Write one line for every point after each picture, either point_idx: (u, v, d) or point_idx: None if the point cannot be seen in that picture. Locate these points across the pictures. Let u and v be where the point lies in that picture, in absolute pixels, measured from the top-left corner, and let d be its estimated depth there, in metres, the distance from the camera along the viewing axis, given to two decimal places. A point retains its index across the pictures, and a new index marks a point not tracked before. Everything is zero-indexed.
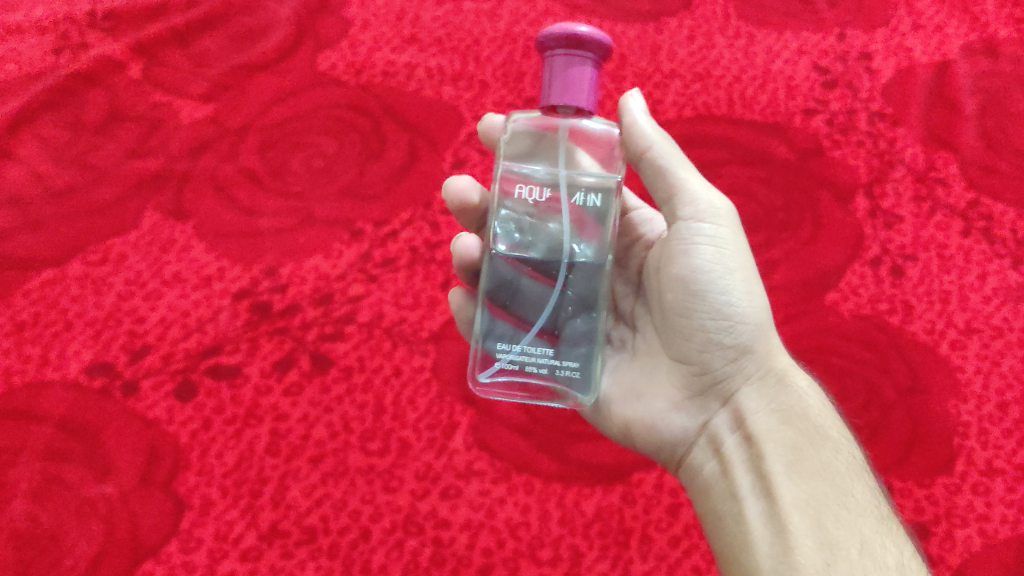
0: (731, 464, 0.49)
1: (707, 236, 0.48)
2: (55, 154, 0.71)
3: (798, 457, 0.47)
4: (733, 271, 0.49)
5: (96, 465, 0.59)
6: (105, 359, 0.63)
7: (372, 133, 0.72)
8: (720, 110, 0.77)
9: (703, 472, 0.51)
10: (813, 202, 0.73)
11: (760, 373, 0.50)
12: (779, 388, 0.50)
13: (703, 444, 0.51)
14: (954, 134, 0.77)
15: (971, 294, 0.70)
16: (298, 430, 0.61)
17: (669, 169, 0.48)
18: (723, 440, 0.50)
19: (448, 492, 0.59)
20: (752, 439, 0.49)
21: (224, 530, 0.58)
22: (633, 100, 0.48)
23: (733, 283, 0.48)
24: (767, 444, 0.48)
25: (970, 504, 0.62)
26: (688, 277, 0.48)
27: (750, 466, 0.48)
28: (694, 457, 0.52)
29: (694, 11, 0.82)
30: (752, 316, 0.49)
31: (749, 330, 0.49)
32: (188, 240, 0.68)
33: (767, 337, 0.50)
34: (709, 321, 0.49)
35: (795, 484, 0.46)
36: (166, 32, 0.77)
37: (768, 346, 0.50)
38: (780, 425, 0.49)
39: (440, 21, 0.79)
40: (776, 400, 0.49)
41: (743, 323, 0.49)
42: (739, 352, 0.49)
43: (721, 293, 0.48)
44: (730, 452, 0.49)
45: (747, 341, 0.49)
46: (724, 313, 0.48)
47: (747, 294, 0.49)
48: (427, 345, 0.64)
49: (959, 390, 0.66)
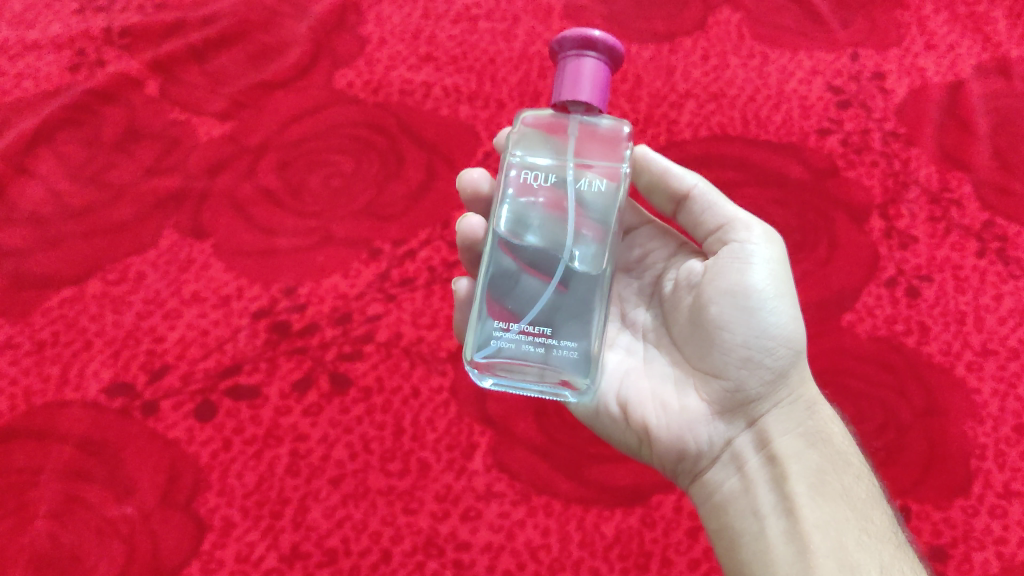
0: (753, 483, 0.49)
1: (760, 258, 0.49)
2: (73, 171, 0.71)
3: (822, 481, 0.48)
4: (782, 293, 0.49)
5: (117, 486, 0.59)
6: (125, 378, 0.63)
7: (389, 152, 0.73)
8: (735, 129, 0.78)
9: (722, 490, 0.50)
10: (829, 223, 0.73)
11: (789, 399, 0.51)
12: (807, 413, 0.50)
13: (724, 462, 0.51)
14: (968, 154, 0.77)
15: (986, 315, 0.70)
16: (318, 451, 0.61)
17: (711, 205, 0.52)
18: (747, 460, 0.50)
19: (469, 513, 0.60)
20: (776, 459, 0.49)
21: (245, 552, 0.58)
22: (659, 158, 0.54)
23: (780, 305, 0.49)
24: (792, 465, 0.49)
25: (987, 527, 0.62)
26: (736, 294, 0.49)
27: (773, 485, 0.48)
28: (713, 475, 0.51)
29: (708, 31, 0.82)
30: (795, 339, 0.50)
31: (787, 353, 0.50)
32: (206, 259, 0.68)
33: (802, 362, 0.51)
34: (753, 337, 0.49)
35: (818, 505, 0.47)
36: (183, 49, 0.77)
37: (802, 373, 0.51)
38: (806, 448, 0.49)
39: (455, 40, 0.79)
40: (803, 424, 0.50)
41: (784, 344, 0.49)
42: (776, 374, 0.50)
43: (769, 312, 0.49)
44: (754, 470, 0.49)
45: (786, 363, 0.50)
46: (770, 331, 0.49)
47: (791, 317, 0.50)
48: (445, 365, 0.64)
49: (975, 412, 0.66)
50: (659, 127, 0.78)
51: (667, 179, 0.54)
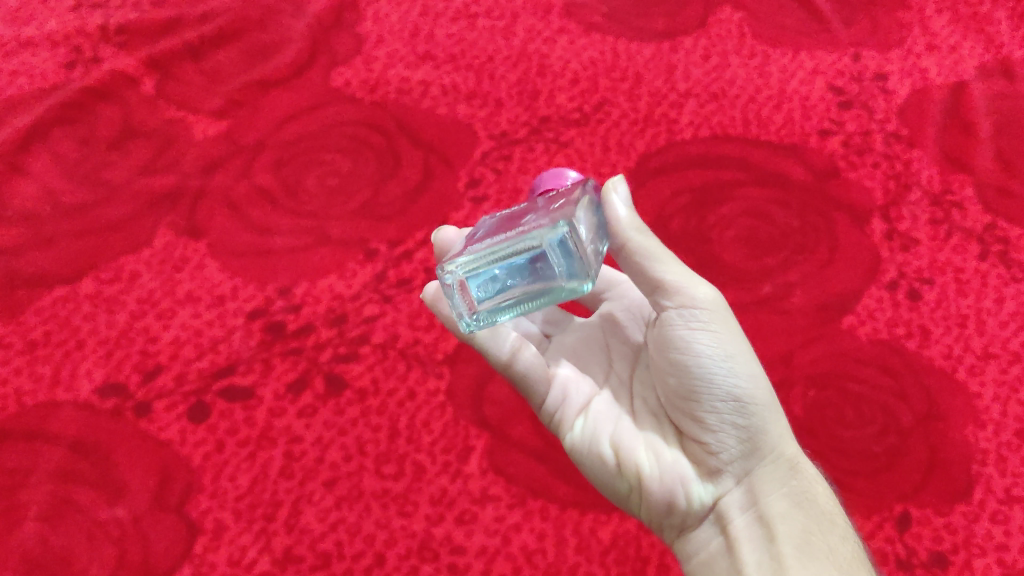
0: (738, 543, 0.47)
1: (702, 322, 0.47)
2: (67, 170, 0.71)
3: (808, 541, 0.45)
4: (736, 355, 0.47)
5: (108, 488, 0.58)
6: (118, 379, 0.62)
7: (387, 152, 0.73)
8: (736, 130, 0.77)
9: (708, 548, 0.49)
10: (829, 223, 0.73)
11: (772, 456, 0.48)
12: (792, 472, 0.48)
13: (710, 520, 0.49)
14: (970, 155, 0.77)
15: (988, 318, 0.69)
16: (312, 453, 0.60)
17: (648, 265, 0.46)
18: (733, 518, 0.48)
19: (464, 517, 0.59)
20: (763, 520, 0.47)
21: (237, 555, 0.57)
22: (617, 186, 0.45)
23: (737, 365, 0.47)
24: (779, 526, 0.46)
25: (988, 533, 0.60)
26: (692, 360, 0.47)
27: (758, 544, 0.46)
28: (700, 532, 0.49)
29: (708, 30, 0.83)
30: (760, 397, 0.47)
31: (757, 410, 0.47)
32: (201, 258, 0.67)
33: (778, 418, 0.48)
34: (717, 401, 0.47)
35: (804, 568, 0.44)
36: (180, 47, 0.77)
37: (782, 432, 0.48)
38: (792, 508, 0.47)
39: (453, 38, 0.81)
40: (789, 483, 0.47)
41: (754, 403, 0.47)
42: (752, 431, 0.47)
43: (726, 375, 0.46)
44: (738, 529, 0.47)
45: (759, 422, 0.47)
46: (732, 393, 0.47)
47: (751, 377, 0.47)
48: (441, 367, 0.64)
49: (976, 416, 0.65)
50: (659, 127, 0.77)
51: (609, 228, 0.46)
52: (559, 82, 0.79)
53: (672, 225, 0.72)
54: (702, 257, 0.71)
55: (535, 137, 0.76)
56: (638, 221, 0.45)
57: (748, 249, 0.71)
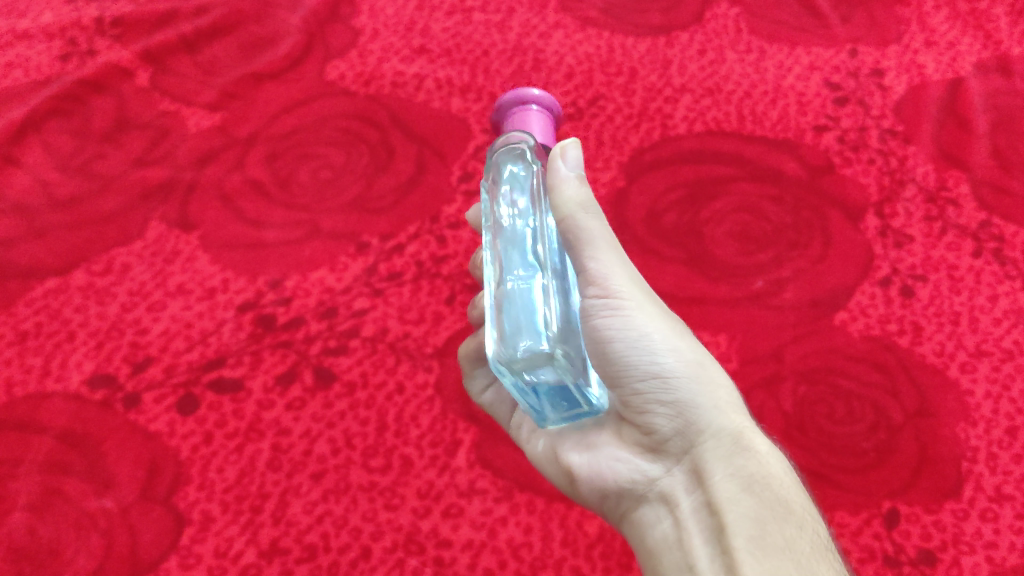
0: (687, 532, 0.45)
1: (613, 308, 0.45)
2: (61, 162, 0.71)
3: (760, 531, 0.42)
4: (654, 332, 0.46)
5: (96, 479, 0.58)
6: (108, 370, 0.62)
7: (380, 145, 0.73)
8: (731, 125, 0.77)
9: (654, 534, 0.46)
10: (823, 220, 0.72)
11: (712, 437, 0.45)
12: (737, 449, 0.45)
13: (654, 505, 0.47)
14: (966, 152, 0.77)
15: (981, 315, 0.69)
16: (301, 446, 0.60)
17: (581, 244, 0.45)
18: (679, 504, 0.46)
19: (450, 510, 0.59)
20: (709, 507, 0.44)
21: (224, 547, 0.57)
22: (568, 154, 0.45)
23: (656, 343, 0.46)
24: (727, 514, 0.43)
25: (978, 530, 0.60)
26: (606, 345, 0.46)
27: (708, 537, 0.43)
28: (644, 517, 0.47)
29: (705, 26, 0.83)
30: (682, 372, 0.46)
31: (683, 390, 0.46)
32: (193, 251, 0.68)
33: (713, 393, 0.46)
34: (638, 382, 0.46)
35: (759, 562, 0.41)
36: (175, 40, 0.78)
37: (720, 409, 0.46)
38: (740, 491, 0.43)
39: (449, 32, 0.81)
40: (734, 463, 0.44)
41: (674, 378, 0.45)
42: (679, 409, 0.46)
43: (644, 356, 0.45)
44: (686, 518, 0.45)
45: (687, 398, 0.45)
46: (652, 370, 0.45)
47: (673, 351, 0.46)
48: (431, 361, 0.64)
49: (967, 414, 0.64)
50: (653, 122, 0.77)
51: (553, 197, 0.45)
52: (554, 77, 0.79)
53: (666, 219, 0.71)
54: (694, 252, 0.70)
55: None
56: (585, 197, 0.45)
57: (740, 245, 0.71)
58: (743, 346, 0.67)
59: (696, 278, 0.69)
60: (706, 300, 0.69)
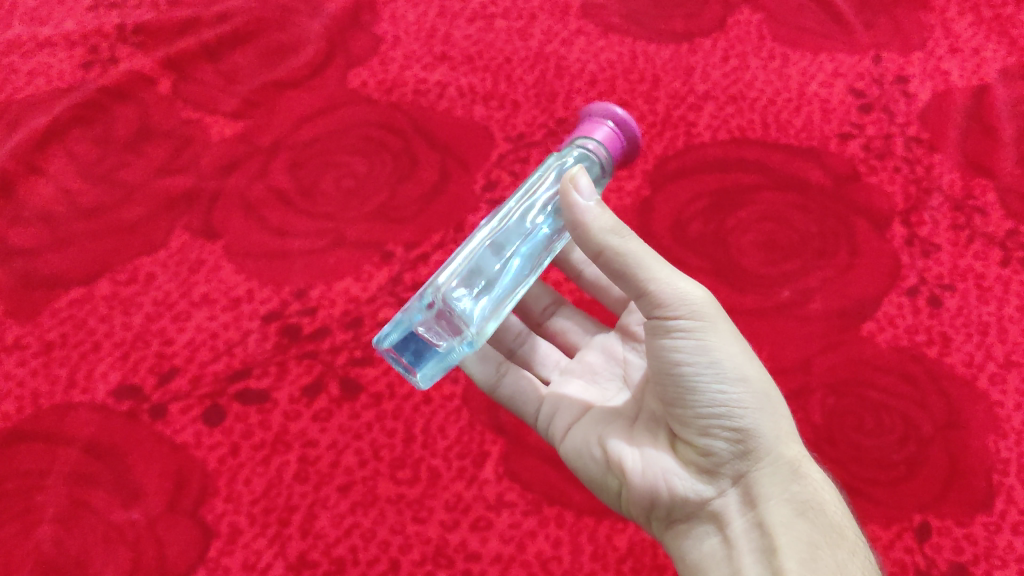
0: (738, 550, 0.45)
1: (685, 331, 0.45)
2: (85, 171, 0.71)
3: (815, 557, 0.43)
4: (723, 359, 0.45)
5: (123, 491, 0.58)
6: (133, 381, 0.62)
7: (403, 154, 0.73)
8: (755, 133, 0.77)
9: (703, 550, 0.46)
10: (849, 229, 0.72)
11: (770, 460, 0.45)
12: (793, 476, 0.45)
13: (703, 521, 0.47)
14: (993, 160, 0.76)
15: (1010, 326, 0.68)
16: (327, 458, 0.60)
17: (631, 272, 0.44)
18: (729, 525, 0.46)
19: (479, 523, 0.58)
20: (762, 528, 0.45)
21: (252, 560, 0.57)
22: (577, 185, 0.44)
23: (726, 370, 0.45)
24: (779, 537, 0.44)
25: (1009, 544, 0.60)
26: (678, 365, 0.45)
27: (760, 557, 0.44)
28: (692, 529, 0.47)
29: (727, 32, 0.83)
30: (750, 399, 0.45)
31: (747, 415, 0.45)
32: (217, 260, 0.67)
33: (774, 421, 0.46)
34: (702, 405, 0.45)
35: None
36: (197, 47, 0.77)
37: (780, 431, 0.46)
38: (794, 517, 0.45)
39: (470, 39, 0.81)
40: (789, 488, 0.45)
41: (742, 404, 0.45)
42: (740, 436, 0.45)
43: (712, 382, 0.45)
44: (737, 537, 0.45)
45: (751, 426, 0.45)
46: (717, 401, 0.45)
47: (742, 379, 0.45)
48: (457, 372, 0.63)
49: (998, 426, 0.64)
50: (676, 130, 0.77)
51: (579, 234, 0.44)
52: (577, 84, 0.79)
53: (691, 228, 0.71)
54: (720, 262, 0.70)
55: (552, 139, 0.75)
56: (614, 222, 0.44)
57: (766, 255, 0.70)
58: (770, 357, 0.66)
59: (721, 288, 0.69)
60: (733, 310, 0.68)
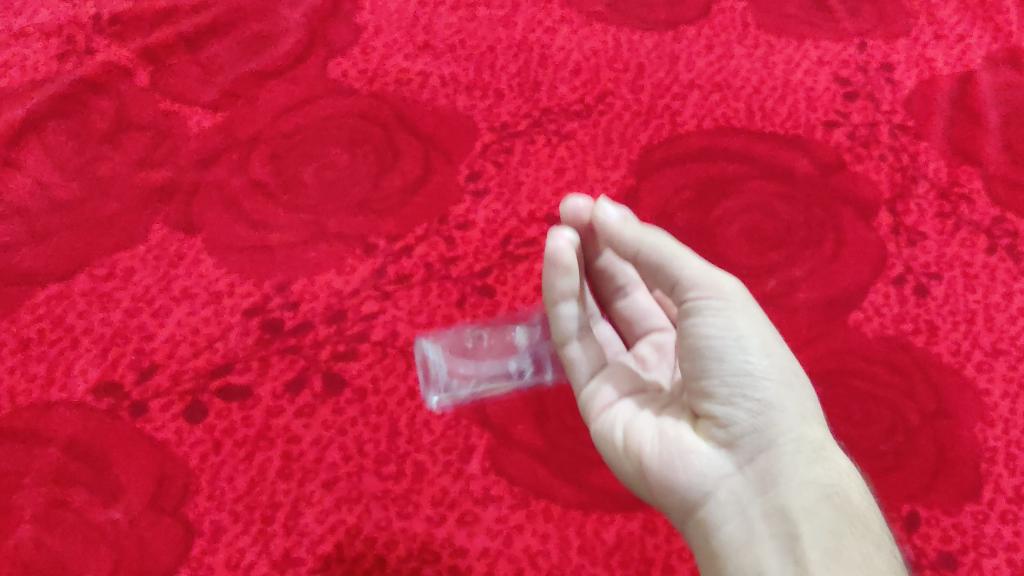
0: (758, 534, 0.45)
1: (715, 309, 0.47)
2: (61, 165, 0.70)
3: (838, 546, 0.43)
4: (750, 334, 0.47)
5: (103, 490, 0.57)
6: (112, 378, 0.61)
7: (385, 144, 0.72)
8: (740, 122, 0.76)
9: (719, 534, 0.46)
10: (835, 217, 0.71)
11: (794, 443, 0.46)
12: (816, 458, 0.46)
13: (721, 501, 0.46)
14: (978, 147, 0.76)
15: (997, 314, 0.68)
16: (312, 454, 0.59)
17: (665, 261, 0.49)
18: (747, 503, 0.46)
19: (466, 518, 0.58)
20: (785, 512, 0.45)
21: (236, 558, 0.56)
22: (606, 209, 0.51)
23: (751, 345, 0.47)
24: (803, 523, 0.44)
25: (998, 532, 0.59)
26: (701, 343, 0.47)
27: (780, 540, 0.44)
28: (708, 515, 0.47)
29: (712, 20, 0.82)
30: (775, 378, 0.47)
31: (769, 391, 0.47)
32: (196, 254, 0.66)
33: (798, 399, 0.47)
34: (724, 373, 0.47)
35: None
36: (174, 38, 0.77)
37: (801, 413, 0.47)
38: (818, 501, 0.45)
39: (453, 27, 0.80)
40: (811, 471, 0.46)
41: (767, 380, 0.47)
42: (765, 408, 0.46)
43: (737, 355, 0.47)
44: (755, 520, 0.45)
45: (774, 399, 0.47)
46: (744, 369, 0.47)
47: (767, 355, 0.47)
48: (442, 365, 0.63)
49: (985, 414, 0.63)
50: (662, 118, 0.76)
51: (617, 238, 0.50)
52: (561, 72, 0.78)
53: (676, 220, 0.71)
54: (706, 253, 0.69)
55: (536, 129, 0.75)
56: (639, 227, 0.50)
57: (752, 245, 0.70)
58: None
59: None
60: None
